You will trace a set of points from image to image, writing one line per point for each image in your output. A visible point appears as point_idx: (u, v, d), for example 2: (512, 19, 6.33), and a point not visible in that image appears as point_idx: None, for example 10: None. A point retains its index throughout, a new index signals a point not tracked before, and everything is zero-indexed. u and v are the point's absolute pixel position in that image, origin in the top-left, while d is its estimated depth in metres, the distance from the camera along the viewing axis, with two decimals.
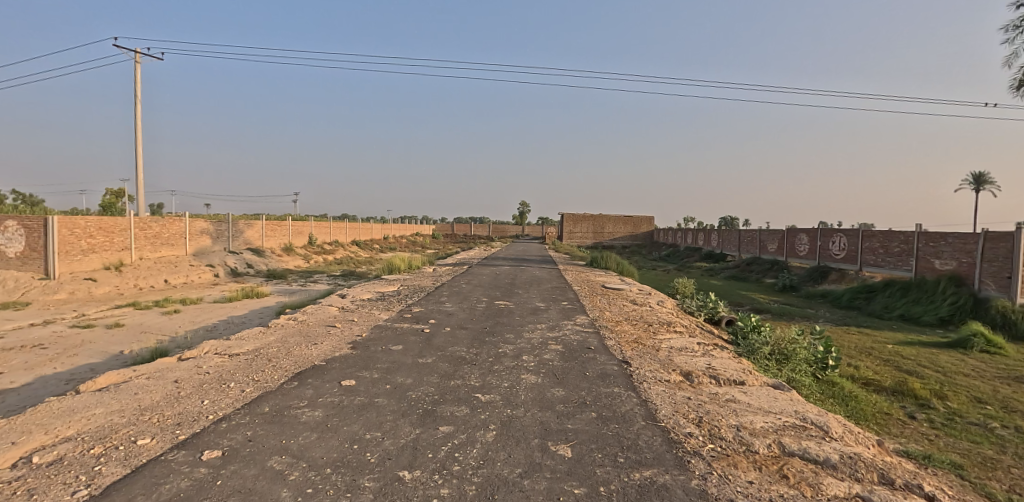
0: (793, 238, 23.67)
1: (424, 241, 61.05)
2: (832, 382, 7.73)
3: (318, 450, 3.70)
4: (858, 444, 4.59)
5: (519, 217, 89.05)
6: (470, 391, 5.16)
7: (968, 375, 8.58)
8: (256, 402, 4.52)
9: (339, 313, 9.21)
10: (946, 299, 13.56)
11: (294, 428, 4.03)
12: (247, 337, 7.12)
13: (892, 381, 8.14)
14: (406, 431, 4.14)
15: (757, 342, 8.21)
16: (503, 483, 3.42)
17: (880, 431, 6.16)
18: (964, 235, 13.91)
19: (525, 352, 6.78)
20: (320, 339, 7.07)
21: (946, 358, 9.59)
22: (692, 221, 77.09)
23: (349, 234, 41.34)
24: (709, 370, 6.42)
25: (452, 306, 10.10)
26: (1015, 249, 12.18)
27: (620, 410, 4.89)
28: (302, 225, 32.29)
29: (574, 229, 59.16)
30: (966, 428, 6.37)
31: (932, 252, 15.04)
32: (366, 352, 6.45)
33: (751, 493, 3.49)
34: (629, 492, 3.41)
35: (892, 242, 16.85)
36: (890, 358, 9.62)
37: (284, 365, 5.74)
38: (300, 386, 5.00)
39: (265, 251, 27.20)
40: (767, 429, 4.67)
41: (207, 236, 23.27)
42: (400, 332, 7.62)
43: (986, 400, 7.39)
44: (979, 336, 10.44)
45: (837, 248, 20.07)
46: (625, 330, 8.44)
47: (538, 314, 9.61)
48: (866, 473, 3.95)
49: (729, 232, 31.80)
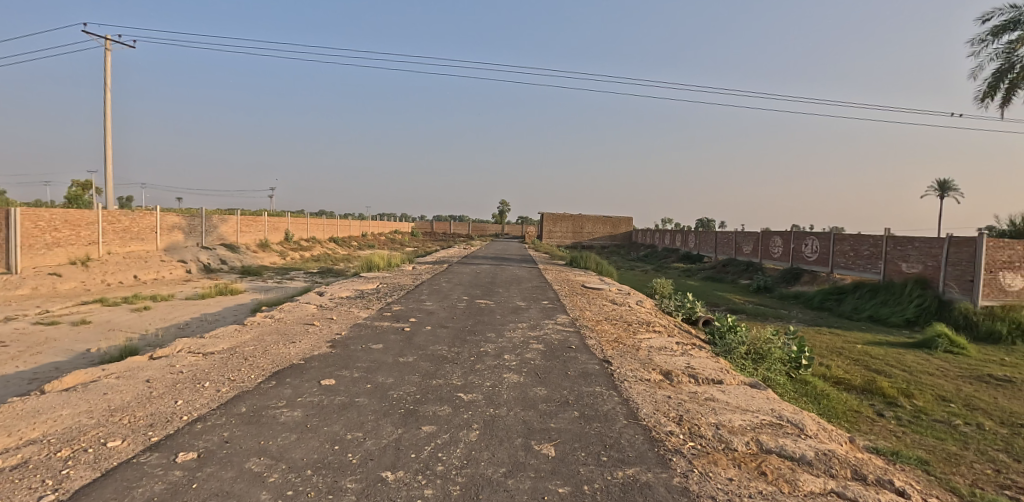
0: (767, 241, 24.17)
1: (403, 238, 60.50)
2: (805, 381, 7.90)
3: (298, 451, 3.62)
4: (831, 441, 4.72)
5: (499, 216, 88.80)
6: (453, 390, 5.12)
7: (933, 374, 8.92)
8: (233, 402, 4.41)
9: (318, 311, 9.05)
10: (913, 301, 14.06)
11: (272, 429, 3.94)
12: (222, 335, 6.92)
13: (862, 380, 8.39)
14: (389, 430, 4.08)
15: (734, 341, 8.35)
16: (488, 482, 3.40)
17: (850, 428, 6.35)
18: (930, 240, 14.41)
19: (507, 351, 6.77)
20: (298, 337, 6.93)
21: (913, 358, 9.94)
22: (669, 223, 77.79)
23: (328, 231, 40.76)
24: (688, 369, 6.52)
25: (432, 305, 10.02)
26: (978, 254, 12.75)
27: (602, 409, 4.91)
28: (278, 221, 31.66)
29: (554, 228, 59.38)
30: (931, 425, 6.60)
31: (899, 255, 15.55)
32: (345, 350, 6.35)
33: (732, 490, 3.55)
34: (613, 491, 3.43)
35: (862, 246, 17.35)
36: (860, 357, 9.93)
37: (261, 364, 5.60)
38: (278, 386, 4.89)
39: (240, 246, 26.57)
40: (745, 427, 4.76)
41: (179, 230, 22.56)
42: (380, 331, 7.51)
43: (949, 398, 7.67)
44: (943, 338, 10.85)
45: (809, 250, 20.61)
46: (605, 330, 8.51)
47: (519, 313, 9.62)
48: (841, 469, 4.06)
49: (706, 234, 32.31)
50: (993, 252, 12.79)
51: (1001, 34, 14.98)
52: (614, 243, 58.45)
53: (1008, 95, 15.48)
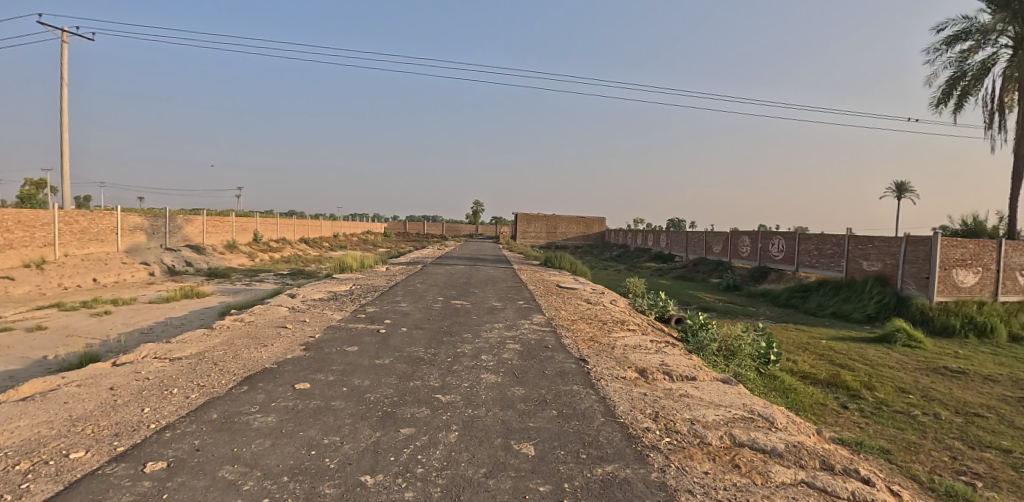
0: (735, 240, 24.79)
1: (375, 239, 59.69)
2: (774, 376, 8.14)
3: (273, 458, 3.53)
4: (800, 434, 4.87)
5: (473, 216, 88.50)
6: (430, 392, 5.08)
7: (893, 367, 9.31)
8: (203, 409, 4.27)
9: (290, 313, 8.85)
10: (873, 298, 14.65)
11: (246, 435, 3.83)
12: (190, 339, 6.69)
13: (827, 374, 8.69)
14: (367, 434, 4.02)
15: (706, 339, 8.54)
16: (469, 483, 3.38)
17: (817, 420, 6.57)
18: (888, 239, 15.04)
19: (484, 352, 6.76)
20: (270, 341, 6.76)
21: (874, 352, 10.36)
22: (640, 223, 79.01)
23: (298, 232, 39.89)
24: (663, 367, 6.63)
25: (407, 306, 9.92)
26: (933, 252, 13.38)
27: (580, 407, 4.95)
28: (246, 222, 30.83)
29: (527, 229, 59.55)
30: (892, 416, 6.89)
31: (860, 254, 16.17)
32: (320, 354, 6.23)
33: (707, 483, 3.63)
34: (593, 488, 3.46)
35: (825, 245, 17.97)
36: (824, 352, 10.29)
37: (232, 368, 5.45)
38: (250, 391, 4.75)
39: (207, 248, 25.75)
40: (718, 421, 4.87)
41: (142, 231, 21.72)
42: (355, 333, 7.39)
43: (908, 390, 8.03)
44: (902, 332, 11.35)
45: (775, 250, 21.23)
46: (581, 329, 8.58)
47: (495, 313, 9.62)
48: (809, 460, 4.19)
49: (677, 234, 32.95)
50: (947, 251, 13.44)
51: (955, 44, 15.77)
52: (587, 243, 58.99)
53: (961, 101, 16.30)
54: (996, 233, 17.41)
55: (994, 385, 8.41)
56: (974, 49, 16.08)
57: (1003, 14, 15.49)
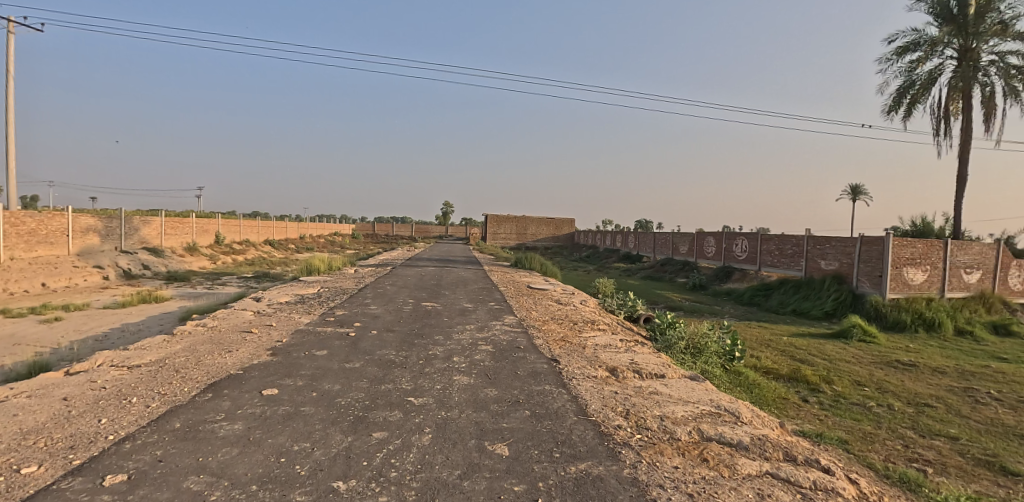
0: (701, 241, 25.42)
1: (343, 240, 58.59)
2: (739, 372, 8.38)
3: (240, 466, 3.43)
4: (764, 427, 5.05)
5: (442, 217, 87.86)
6: (403, 395, 5.03)
7: (850, 361, 9.74)
8: (165, 418, 4.11)
9: (255, 318, 8.60)
10: (830, 295, 15.28)
11: (211, 444, 3.71)
12: (149, 346, 6.43)
13: (788, 369, 9.03)
14: (338, 439, 3.95)
15: (674, 337, 8.77)
16: (443, 486, 3.37)
17: (780, 414, 6.82)
18: (844, 239, 15.72)
19: (456, 353, 6.74)
20: (235, 346, 6.56)
21: (832, 348, 10.82)
22: (610, 224, 80.04)
23: (263, 234, 38.81)
24: (633, 365, 6.75)
25: (378, 309, 9.78)
26: (885, 252, 14.07)
27: (552, 407, 4.99)
28: (208, 223, 29.81)
29: (498, 230, 59.58)
30: (849, 408, 7.21)
31: (818, 254, 16.83)
32: (288, 358, 6.08)
33: (677, 477, 3.73)
34: (566, 485, 3.50)
35: (786, 245, 18.63)
36: (786, 348, 10.68)
37: (195, 375, 5.26)
38: (215, 399, 4.60)
39: (165, 250, 24.75)
40: (687, 417, 5.00)
41: (95, 233, 20.74)
42: (324, 337, 7.25)
43: (863, 383, 8.42)
44: (857, 328, 11.88)
45: (739, 250, 21.88)
46: (552, 329, 8.65)
47: (467, 315, 9.59)
48: (773, 452, 4.35)
49: (645, 235, 33.57)
50: (898, 251, 14.15)
51: (905, 55, 16.61)
52: (557, 244, 59.44)
53: (910, 109, 17.18)
54: (943, 234, 18.41)
55: (941, 377, 8.92)
56: (922, 60, 16.99)
57: (949, 28, 16.45)
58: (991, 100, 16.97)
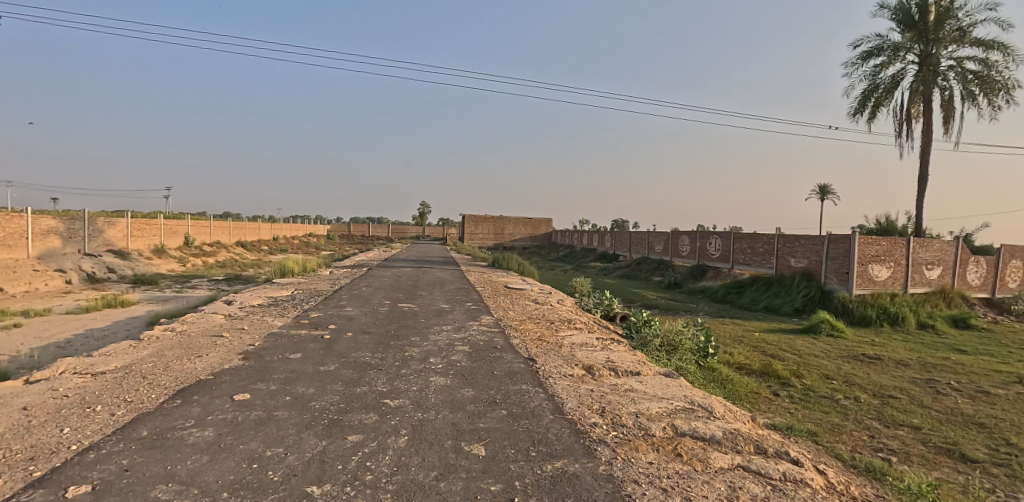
0: (675, 240, 25.84)
1: (318, 241, 57.65)
2: (712, 368, 8.56)
3: (211, 474, 3.36)
4: (736, 421, 5.18)
5: (420, 217, 87.22)
6: (378, 397, 4.99)
7: (818, 356, 10.04)
8: (131, 426, 3.99)
9: (226, 321, 8.41)
10: (800, 292, 15.72)
11: (181, 452, 3.63)
12: (115, 352, 6.23)
13: (760, 364, 9.25)
14: (312, 443, 3.90)
15: (649, 335, 8.91)
16: (420, 487, 3.36)
17: (752, 408, 6.98)
18: (813, 237, 16.19)
19: (432, 354, 6.71)
20: (205, 351, 6.41)
21: (801, 343, 11.14)
22: (586, 224, 80.62)
23: (234, 235, 37.94)
24: (609, 363, 6.83)
25: (353, 311, 9.67)
26: (852, 250, 14.55)
27: (529, 406, 5.02)
28: (177, 224, 29.02)
29: (475, 230, 59.44)
30: (818, 401, 7.43)
31: (788, 251, 17.28)
32: (260, 362, 5.97)
33: (652, 472, 3.79)
34: (542, 484, 3.53)
35: (757, 244, 19.08)
36: (758, 344, 10.95)
37: (163, 381, 5.13)
38: (184, 405, 4.50)
39: (132, 252, 24.00)
40: (661, 413, 5.09)
41: (56, 235, 20.00)
42: (297, 340, 7.14)
43: (831, 376, 8.69)
44: (826, 323, 12.25)
45: (712, 248, 22.32)
46: (529, 329, 8.69)
47: (444, 315, 9.56)
48: (745, 446, 4.46)
49: (621, 235, 33.96)
50: (863, 248, 14.64)
51: (869, 59, 17.20)
52: (535, 244, 59.63)
53: (874, 111, 17.79)
54: (906, 232, 19.10)
55: (905, 369, 9.26)
56: (886, 65, 17.61)
57: (911, 33, 17.09)
58: (949, 103, 17.69)
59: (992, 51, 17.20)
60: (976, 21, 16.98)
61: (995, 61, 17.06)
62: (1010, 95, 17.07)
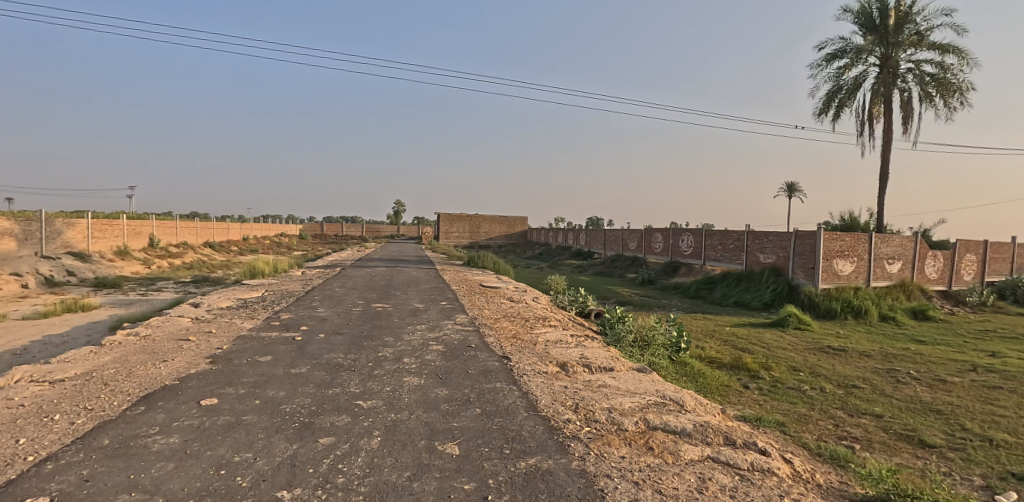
0: (649, 238, 26.21)
1: (290, 241, 56.55)
2: (684, 363, 8.73)
3: (177, 481, 3.28)
4: (706, 414, 5.29)
5: (394, 216, 86.42)
6: (351, 399, 4.94)
7: (786, 348, 10.34)
8: (91, 435, 3.86)
9: (193, 324, 8.19)
10: (769, 286, 16.15)
11: (145, 459, 3.53)
12: (74, 358, 6.00)
13: (730, 357, 9.49)
14: (282, 447, 3.84)
15: (623, 331, 9.03)
16: (393, 488, 3.35)
17: (723, 400, 7.15)
18: (780, 234, 16.66)
19: (406, 354, 6.67)
20: (170, 355, 6.24)
21: (770, 336, 11.45)
22: (559, 222, 80.99)
23: (202, 236, 36.90)
24: (583, 360, 6.90)
25: (326, 311, 9.54)
26: (817, 245, 15.05)
27: (503, 404, 5.04)
28: (141, 225, 28.12)
29: (451, 229, 59.18)
30: (785, 392, 7.66)
31: (757, 247, 17.72)
32: (228, 366, 5.84)
33: (624, 466, 3.86)
34: (516, 481, 3.55)
35: (728, 240, 19.51)
36: (728, 338, 11.21)
37: (126, 388, 4.97)
38: (148, 411, 4.37)
39: (93, 254, 23.16)
40: (634, 408, 5.17)
41: (11, 237, 19.15)
42: (267, 342, 7.00)
43: (798, 368, 8.96)
44: (793, 316, 12.63)
45: (684, 245, 22.72)
46: (504, 327, 8.71)
47: (418, 315, 9.51)
48: (714, 437, 4.57)
49: (596, 232, 34.29)
50: (828, 244, 15.14)
51: (834, 61, 17.74)
52: (511, 242, 59.72)
53: (838, 112, 18.36)
54: (868, 228, 19.79)
55: (868, 359, 9.62)
56: (849, 67, 18.20)
57: (873, 36, 17.70)
58: (908, 104, 18.39)
59: (947, 55, 17.96)
60: (933, 26, 17.70)
61: (950, 65, 17.82)
62: (964, 97, 17.85)
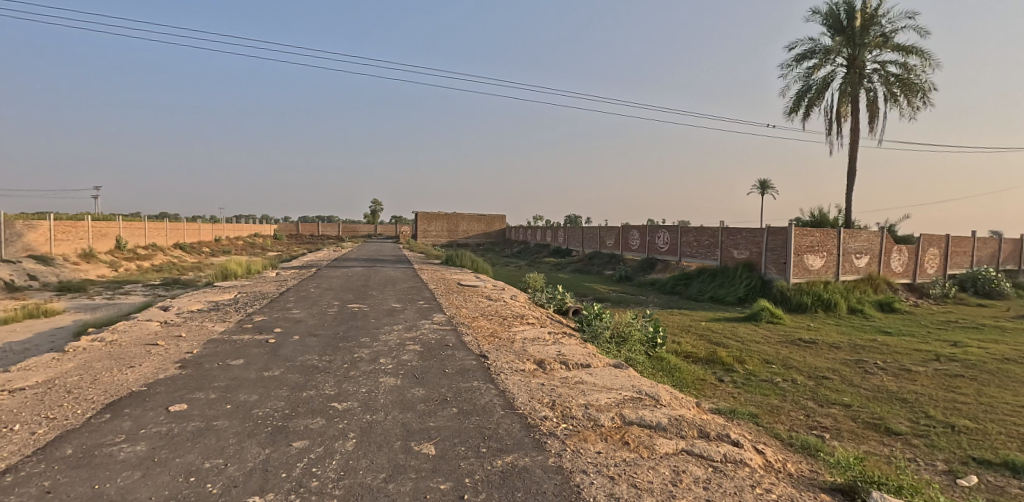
0: (626, 235, 26.46)
1: (264, 242, 55.46)
2: (661, 357, 8.86)
3: (144, 490, 3.20)
4: (681, 408, 5.39)
5: (371, 216, 85.56)
6: (325, 401, 4.88)
7: (760, 342, 10.57)
8: (54, 445, 3.73)
9: (162, 328, 7.97)
10: (743, 281, 16.49)
11: (110, 469, 3.43)
12: (34, 366, 5.79)
13: (705, 352, 9.66)
14: (254, 452, 3.78)
15: (600, 327, 9.11)
16: (368, 491, 3.32)
17: (698, 394, 7.28)
18: (753, 230, 17.02)
19: (382, 355, 6.62)
20: (138, 361, 6.06)
21: (744, 330, 11.71)
22: (537, 220, 81.22)
23: (172, 237, 35.92)
24: (560, 357, 6.94)
25: (300, 313, 9.40)
26: (788, 241, 15.42)
27: (480, 403, 5.04)
28: (108, 227, 27.24)
29: (429, 228, 58.84)
30: (759, 384, 7.84)
31: (730, 243, 18.06)
32: (199, 370, 5.70)
33: (600, 462, 3.90)
34: (492, 479, 3.56)
35: (703, 237, 19.84)
36: (704, 333, 11.42)
37: (91, 395, 4.82)
38: (114, 419, 4.25)
39: (56, 258, 22.34)
40: (610, 403, 5.24)
41: None
42: (239, 345, 6.86)
43: (771, 361, 9.18)
44: (766, 311, 12.92)
45: (661, 242, 23.01)
46: (481, 325, 8.70)
47: (395, 315, 9.43)
48: (689, 430, 4.65)
49: (574, 230, 34.50)
50: (799, 239, 15.52)
51: (804, 61, 18.18)
52: (489, 241, 59.67)
53: (808, 111, 18.82)
54: (837, 223, 20.35)
55: (837, 351, 9.92)
56: (818, 67, 18.67)
57: (840, 38, 18.20)
58: (874, 104, 18.95)
59: (911, 56, 18.56)
60: (897, 28, 18.27)
61: (913, 66, 18.41)
62: (926, 97, 18.46)
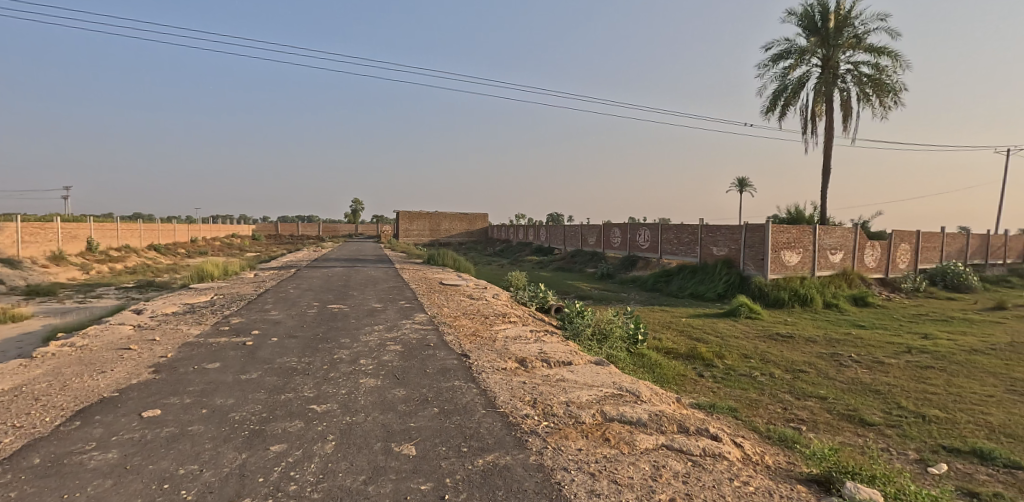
0: (608, 233, 26.64)
1: (242, 243, 54.47)
2: (642, 354, 8.95)
3: (115, 499, 3.12)
4: (661, 403, 5.45)
5: (352, 216, 84.67)
6: (304, 403, 4.82)
7: (739, 337, 10.75)
8: (20, 455, 3.62)
9: (135, 332, 7.78)
10: (722, 278, 16.74)
11: (80, 478, 3.34)
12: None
13: (685, 347, 9.79)
14: (230, 457, 3.71)
15: (582, 325, 9.17)
16: (347, 493, 3.29)
17: (679, 389, 7.38)
18: (732, 227, 17.28)
19: (363, 356, 6.56)
20: (109, 366, 5.91)
21: (723, 325, 11.90)
22: (520, 219, 81.25)
23: (146, 238, 35.07)
24: (542, 355, 6.97)
25: (279, 314, 9.27)
26: (766, 238, 15.71)
27: (461, 402, 5.04)
28: (78, 228, 26.47)
29: (411, 227, 58.47)
30: (737, 379, 7.98)
31: (710, 240, 18.32)
32: (173, 375, 5.58)
33: (581, 459, 3.93)
34: (473, 479, 3.56)
35: (683, 234, 20.08)
36: (685, 329, 11.57)
37: (60, 402, 4.68)
38: (85, 427, 4.14)
39: (23, 260, 21.63)
40: (591, 401, 5.27)
41: None
42: (216, 348, 6.73)
43: (749, 355, 9.35)
44: (744, 306, 13.14)
45: (642, 239, 23.22)
46: (463, 325, 8.68)
47: (376, 315, 9.36)
48: (668, 426, 4.71)
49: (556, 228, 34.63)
50: (776, 236, 15.82)
51: (780, 61, 18.50)
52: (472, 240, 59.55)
53: (784, 110, 19.16)
54: (813, 220, 20.77)
55: (813, 345, 10.14)
56: (793, 67, 19.02)
57: (815, 38, 18.58)
58: (848, 103, 19.38)
59: (882, 57, 19.02)
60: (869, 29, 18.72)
61: (885, 66, 18.88)
62: (897, 97, 18.94)
